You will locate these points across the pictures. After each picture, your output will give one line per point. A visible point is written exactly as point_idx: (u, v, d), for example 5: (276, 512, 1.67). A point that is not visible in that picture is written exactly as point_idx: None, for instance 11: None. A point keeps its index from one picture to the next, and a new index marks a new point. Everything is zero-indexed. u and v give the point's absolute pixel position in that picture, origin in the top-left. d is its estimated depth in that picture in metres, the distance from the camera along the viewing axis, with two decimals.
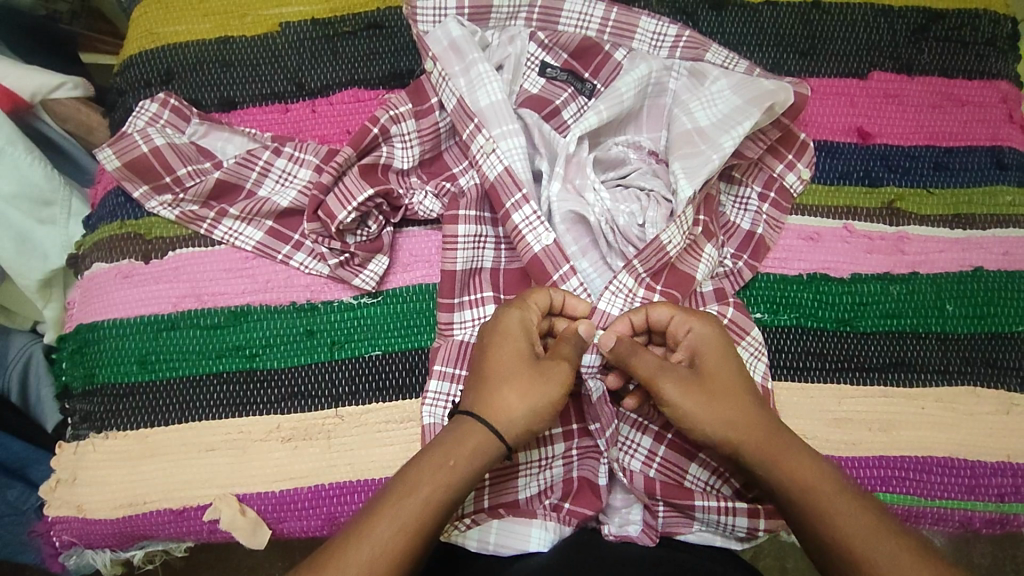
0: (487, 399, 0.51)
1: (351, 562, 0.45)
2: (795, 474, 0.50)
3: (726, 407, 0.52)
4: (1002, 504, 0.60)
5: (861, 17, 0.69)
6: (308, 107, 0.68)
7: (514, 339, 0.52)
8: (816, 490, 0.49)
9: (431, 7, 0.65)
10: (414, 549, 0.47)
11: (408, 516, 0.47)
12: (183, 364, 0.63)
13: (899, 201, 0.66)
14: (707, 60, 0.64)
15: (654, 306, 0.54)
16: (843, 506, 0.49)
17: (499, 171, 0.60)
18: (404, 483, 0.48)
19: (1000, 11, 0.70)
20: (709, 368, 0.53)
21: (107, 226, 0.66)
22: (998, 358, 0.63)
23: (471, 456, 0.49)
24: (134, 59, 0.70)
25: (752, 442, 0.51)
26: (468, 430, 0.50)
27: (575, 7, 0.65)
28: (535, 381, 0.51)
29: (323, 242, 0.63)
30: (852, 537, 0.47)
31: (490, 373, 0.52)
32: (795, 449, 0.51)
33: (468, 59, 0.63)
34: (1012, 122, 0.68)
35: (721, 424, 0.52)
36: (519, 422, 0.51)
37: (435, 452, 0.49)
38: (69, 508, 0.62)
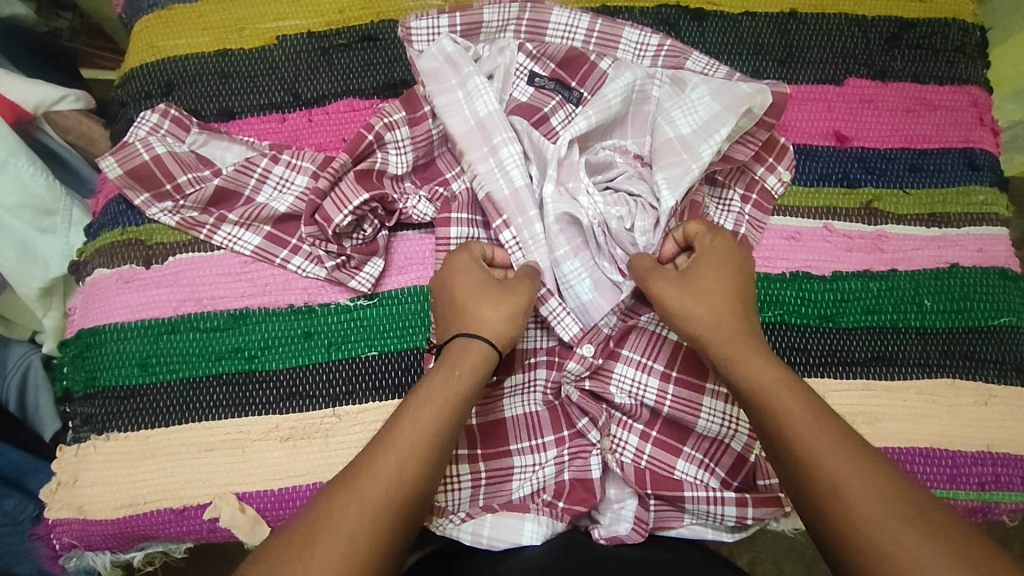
0: (469, 318, 0.54)
1: (371, 482, 0.46)
2: (753, 373, 0.51)
3: (708, 303, 0.54)
4: (983, 493, 0.62)
5: (836, 27, 0.72)
6: (305, 117, 0.70)
7: (471, 268, 0.57)
8: (773, 393, 0.49)
9: (423, 29, 0.67)
10: (431, 456, 0.48)
11: (421, 431, 0.48)
12: (183, 366, 0.64)
13: (877, 201, 0.68)
14: (687, 67, 0.67)
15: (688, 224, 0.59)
16: (799, 411, 0.48)
17: (487, 192, 0.63)
18: (415, 403, 0.49)
19: (969, 20, 0.73)
20: (701, 268, 0.56)
21: (108, 233, 0.68)
22: (975, 351, 0.65)
23: (476, 361, 0.52)
24: (134, 72, 0.73)
25: (740, 360, 0.52)
26: (461, 343, 0.53)
27: (562, 18, 0.68)
28: (508, 291, 0.55)
29: (320, 246, 0.65)
30: (802, 442, 0.47)
31: (462, 301, 0.55)
32: (759, 351, 0.52)
33: (462, 75, 0.65)
34: (983, 125, 0.71)
35: (698, 317, 0.54)
36: (506, 327, 0.54)
37: (437, 370, 0.52)
38: (70, 510, 0.63)
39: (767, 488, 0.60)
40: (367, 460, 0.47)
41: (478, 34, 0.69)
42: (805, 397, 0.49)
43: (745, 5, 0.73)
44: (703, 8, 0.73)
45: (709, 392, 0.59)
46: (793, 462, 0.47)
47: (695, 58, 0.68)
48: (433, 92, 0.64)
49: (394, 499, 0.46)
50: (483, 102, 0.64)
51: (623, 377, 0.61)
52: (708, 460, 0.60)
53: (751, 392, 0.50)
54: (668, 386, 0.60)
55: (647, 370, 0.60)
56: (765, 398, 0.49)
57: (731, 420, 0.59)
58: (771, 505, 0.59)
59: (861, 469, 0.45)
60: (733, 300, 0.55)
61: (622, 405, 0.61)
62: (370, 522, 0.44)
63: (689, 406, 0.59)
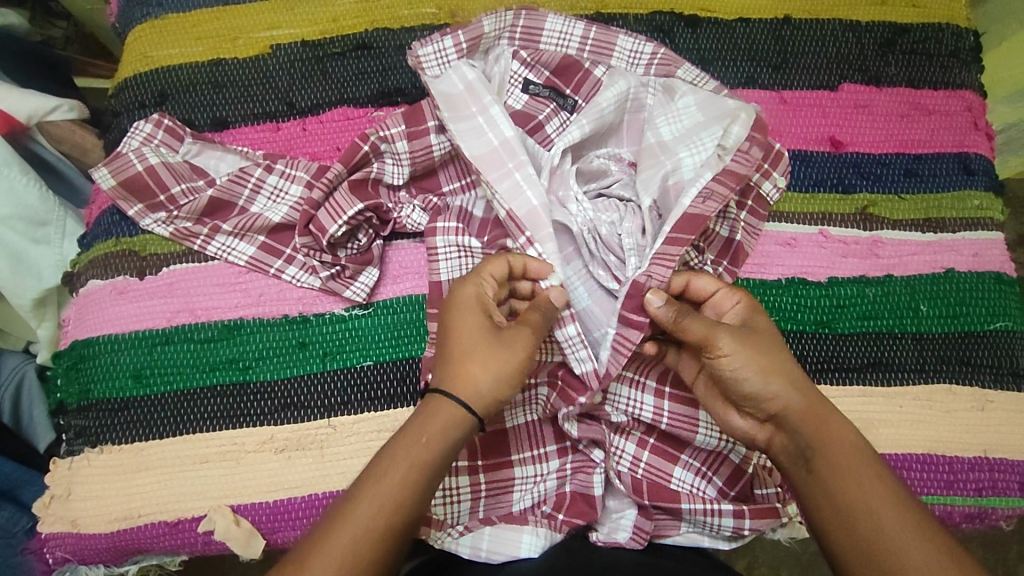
0: (453, 372, 0.51)
1: (364, 512, 0.46)
2: (837, 447, 0.49)
3: (783, 368, 0.52)
4: (980, 498, 0.62)
5: (829, 32, 0.72)
6: (299, 126, 0.70)
7: (472, 312, 0.53)
8: (856, 468, 0.48)
9: (432, 55, 0.66)
10: (396, 526, 0.47)
11: (414, 460, 0.48)
12: (177, 378, 0.64)
13: (872, 206, 0.68)
14: (678, 77, 0.67)
15: (699, 275, 0.57)
16: (878, 489, 0.48)
17: (506, 215, 0.59)
18: (409, 432, 0.49)
19: (962, 25, 0.74)
20: (764, 331, 0.54)
21: (102, 244, 0.68)
22: (972, 356, 0.65)
23: (445, 430, 0.50)
24: (128, 81, 0.72)
25: (798, 410, 0.51)
26: (441, 405, 0.50)
27: (556, 26, 0.68)
28: (498, 350, 0.51)
29: (315, 256, 0.65)
30: (889, 526, 0.46)
31: (452, 349, 0.52)
32: (840, 420, 0.51)
33: (479, 104, 0.63)
34: (977, 130, 0.71)
35: (776, 383, 0.51)
36: (488, 392, 0.51)
37: (410, 430, 0.49)
38: (63, 524, 0.62)
39: (764, 497, 0.60)
40: (364, 487, 0.48)
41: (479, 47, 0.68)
42: (884, 473, 0.48)
43: (739, 11, 0.73)
44: (697, 14, 0.73)
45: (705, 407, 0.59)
46: (876, 544, 0.46)
47: (687, 68, 0.67)
48: (450, 119, 0.62)
49: (385, 531, 0.46)
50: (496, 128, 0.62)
51: (618, 396, 0.60)
52: (705, 469, 0.60)
53: (834, 467, 0.49)
54: (664, 403, 0.59)
55: (642, 386, 0.60)
56: (847, 473, 0.48)
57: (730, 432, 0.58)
58: (769, 516, 0.59)
59: (946, 554, 0.44)
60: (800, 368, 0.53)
61: (618, 421, 0.60)
62: (360, 552, 0.45)
63: (688, 420, 0.59)
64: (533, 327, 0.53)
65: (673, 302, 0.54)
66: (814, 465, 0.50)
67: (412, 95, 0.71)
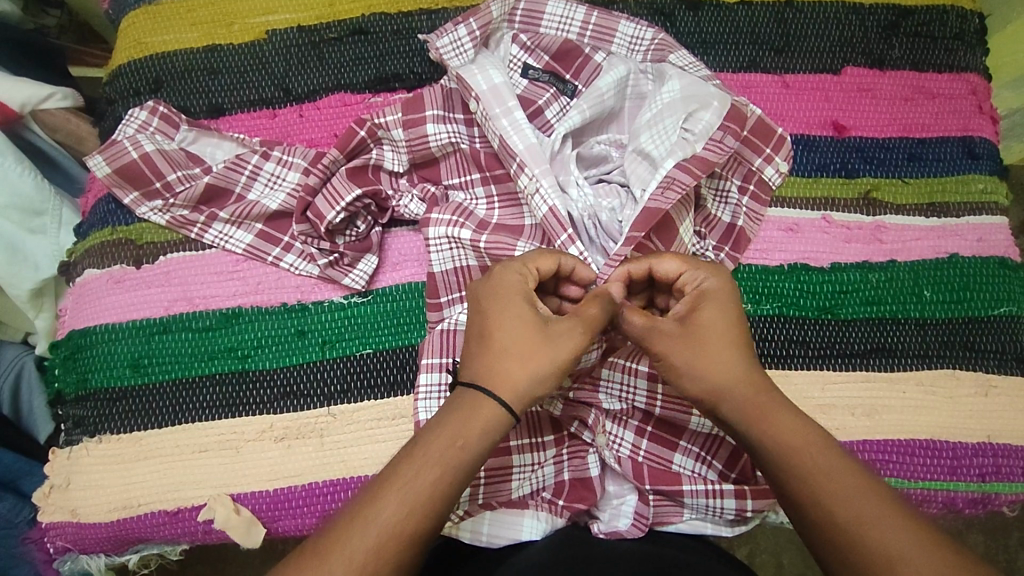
0: (492, 370, 0.50)
1: (389, 514, 0.46)
2: (787, 442, 0.48)
3: (719, 365, 0.51)
4: (984, 484, 0.62)
5: (833, 15, 0.71)
6: (296, 113, 0.69)
7: (517, 306, 0.51)
8: (810, 463, 0.47)
9: (449, 46, 0.65)
10: (423, 527, 0.46)
11: (441, 464, 0.47)
12: (176, 367, 0.63)
13: (875, 190, 0.67)
14: (670, 62, 0.65)
15: (660, 259, 0.54)
16: (836, 479, 0.46)
17: (545, 212, 0.59)
18: (437, 433, 0.48)
19: (967, 7, 0.73)
20: (704, 319, 0.52)
21: (97, 233, 0.67)
22: (975, 341, 0.64)
23: (479, 434, 0.48)
24: (122, 68, 0.72)
25: (738, 396, 0.50)
26: (477, 408, 0.49)
27: (557, 10, 0.66)
28: (539, 348, 0.50)
29: (312, 243, 0.64)
30: (851, 520, 0.45)
31: (493, 343, 0.51)
32: (789, 411, 0.50)
33: (505, 109, 0.61)
34: (982, 113, 0.71)
35: (712, 381, 0.51)
36: (528, 392, 0.50)
37: (444, 431, 0.48)
38: (63, 514, 0.62)
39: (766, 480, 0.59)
40: (389, 486, 0.47)
41: (489, 38, 0.67)
42: (841, 460, 0.47)
43: None
44: None
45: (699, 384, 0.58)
46: (841, 540, 0.45)
47: (680, 55, 0.65)
48: (501, 114, 0.61)
49: (410, 533, 0.46)
50: (512, 136, 0.61)
51: (611, 383, 0.59)
52: (705, 453, 0.60)
53: (787, 465, 0.48)
54: (657, 386, 0.58)
55: (634, 373, 0.58)
56: (800, 469, 0.47)
57: None
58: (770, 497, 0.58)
59: (916, 541, 0.43)
60: (739, 352, 0.52)
61: (612, 409, 0.60)
62: (385, 554, 0.45)
63: (678, 404, 0.58)
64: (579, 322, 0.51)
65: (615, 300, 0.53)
66: (766, 462, 0.49)
67: (410, 81, 0.70)
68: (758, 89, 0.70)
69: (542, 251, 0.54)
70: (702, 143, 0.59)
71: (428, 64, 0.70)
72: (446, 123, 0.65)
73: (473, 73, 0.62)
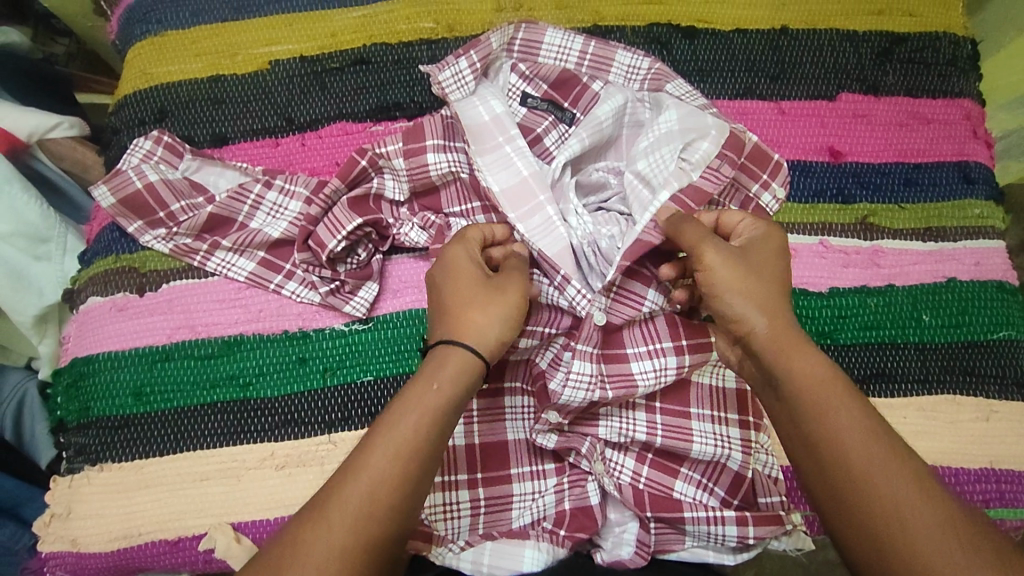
0: (455, 327, 0.51)
1: (380, 463, 0.44)
2: (808, 378, 0.47)
3: (760, 290, 0.51)
4: (988, 511, 0.61)
5: (827, 42, 0.72)
6: (298, 141, 0.70)
7: (465, 271, 0.53)
8: (828, 403, 0.46)
9: (450, 79, 0.65)
10: (411, 474, 0.45)
11: (424, 411, 0.46)
12: (177, 395, 0.64)
13: (872, 216, 0.68)
14: (666, 92, 0.66)
15: (728, 211, 0.57)
16: (852, 422, 0.45)
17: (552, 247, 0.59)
18: (414, 385, 0.48)
19: (960, 33, 0.74)
20: (754, 250, 0.53)
21: (102, 260, 0.68)
22: (976, 365, 0.64)
23: (457, 375, 0.49)
24: (128, 98, 0.73)
25: (771, 330, 0.50)
26: (447, 357, 0.49)
27: (555, 39, 0.67)
28: (493, 296, 0.52)
29: (314, 271, 0.65)
30: (861, 462, 0.43)
31: (449, 306, 0.52)
32: (818, 350, 0.49)
33: (506, 135, 0.62)
34: (976, 138, 0.71)
35: (748, 303, 0.50)
36: (491, 337, 0.51)
37: (418, 381, 0.48)
38: (64, 543, 0.62)
39: (768, 506, 0.59)
40: (376, 436, 0.45)
41: (489, 68, 0.68)
42: (860, 404, 0.46)
43: (736, 23, 0.73)
44: (694, 25, 0.73)
45: (695, 416, 0.59)
46: (848, 484, 0.43)
47: (676, 85, 0.66)
48: (506, 140, 0.62)
49: (405, 478, 0.44)
50: (524, 164, 0.62)
51: (611, 418, 0.59)
52: (706, 480, 0.59)
53: (806, 404, 0.47)
54: (655, 417, 0.59)
55: (631, 409, 0.60)
56: (817, 408, 0.46)
57: (722, 439, 0.59)
58: (772, 524, 0.58)
59: (918, 487, 0.42)
60: (780, 296, 0.51)
61: (611, 440, 0.60)
62: (381, 500, 0.43)
63: (679, 432, 0.59)
64: (520, 275, 0.54)
65: (679, 215, 0.55)
66: (783, 398, 0.48)
67: (411, 109, 0.71)
68: (754, 115, 0.71)
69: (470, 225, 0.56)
70: (702, 173, 0.61)
71: (429, 92, 0.71)
72: (447, 151, 0.65)
73: (475, 102, 0.63)
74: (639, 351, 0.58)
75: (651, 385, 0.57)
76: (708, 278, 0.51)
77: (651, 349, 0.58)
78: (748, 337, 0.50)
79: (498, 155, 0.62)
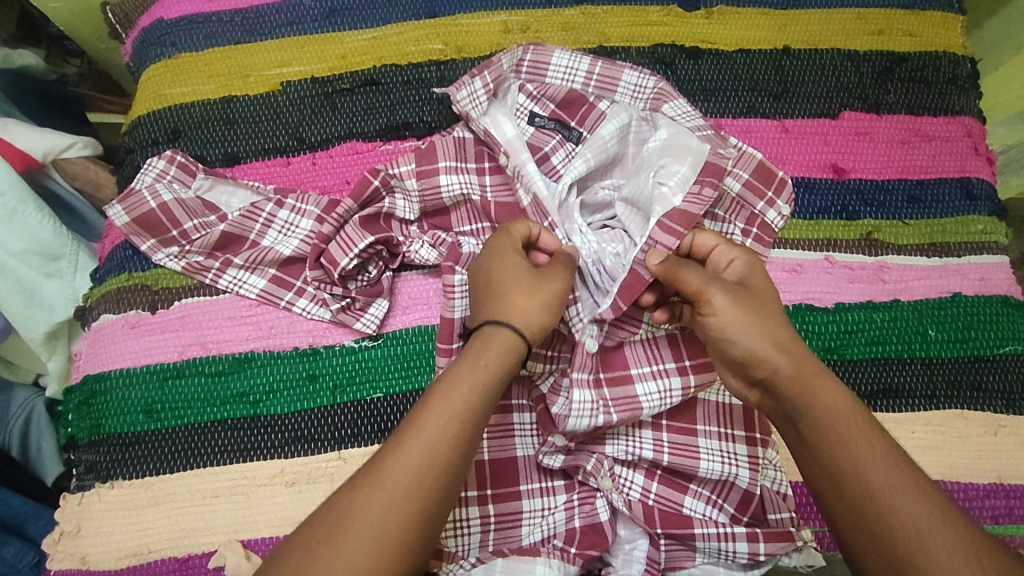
0: (501, 308, 0.52)
1: (394, 484, 0.45)
2: (829, 409, 0.49)
3: (773, 329, 0.53)
4: (992, 528, 0.61)
5: (828, 62, 0.74)
6: (309, 160, 0.71)
7: (512, 258, 0.55)
8: (849, 432, 0.47)
9: (467, 98, 0.67)
10: (454, 457, 0.47)
11: (468, 396, 0.49)
12: (188, 412, 0.64)
13: (876, 232, 0.69)
14: (663, 111, 0.67)
15: (705, 232, 0.59)
16: (873, 452, 0.46)
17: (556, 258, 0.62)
18: (460, 367, 0.50)
19: (959, 53, 0.75)
20: (756, 289, 0.56)
21: (114, 278, 0.69)
22: (982, 380, 0.65)
23: (500, 359, 0.51)
24: (142, 119, 0.74)
25: (788, 363, 0.51)
26: (493, 339, 0.51)
27: (562, 61, 0.69)
28: (540, 283, 0.54)
29: (325, 289, 0.66)
30: (884, 488, 0.45)
31: (496, 288, 0.54)
32: (833, 382, 0.50)
33: (521, 156, 0.64)
34: (978, 155, 0.72)
35: (766, 342, 0.52)
36: (535, 321, 0.53)
37: (463, 362, 0.50)
38: (73, 561, 0.61)
39: (778, 522, 0.59)
40: (418, 423, 0.47)
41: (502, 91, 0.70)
42: (877, 432, 0.48)
43: (739, 42, 0.74)
44: (697, 46, 0.74)
45: (701, 433, 0.60)
46: (874, 510, 0.45)
47: (676, 104, 0.67)
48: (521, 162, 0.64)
49: (420, 495, 0.45)
50: (524, 185, 0.63)
51: (618, 438, 0.60)
52: (715, 497, 0.60)
53: (828, 433, 0.48)
54: (661, 434, 0.60)
55: (638, 429, 0.60)
56: (838, 437, 0.47)
57: (729, 457, 0.59)
58: (782, 540, 0.58)
59: (942, 515, 0.43)
60: (791, 330, 0.54)
61: (621, 458, 0.60)
62: (421, 487, 0.45)
63: (686, 450, 0.59)
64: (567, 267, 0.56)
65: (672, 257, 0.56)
66: (804, 430, 0.49)
67: (420, 129, 0.72)
68: (758, 133, 0.72)
69: (519, 218, 0.59)
70: (683, 198, 0.60)
71: (438, 112, 0.72)
72: (458, 173, 0.66)
73: (492, 125, 0.65)
74: (644, 371, 0.59)
75: (657, 406, 0.58)
76: (718, 322, 0.53)
77: (656, 369, 0.59)
78: (765, 374, 0.52)
79: (520, 180, 0.63)
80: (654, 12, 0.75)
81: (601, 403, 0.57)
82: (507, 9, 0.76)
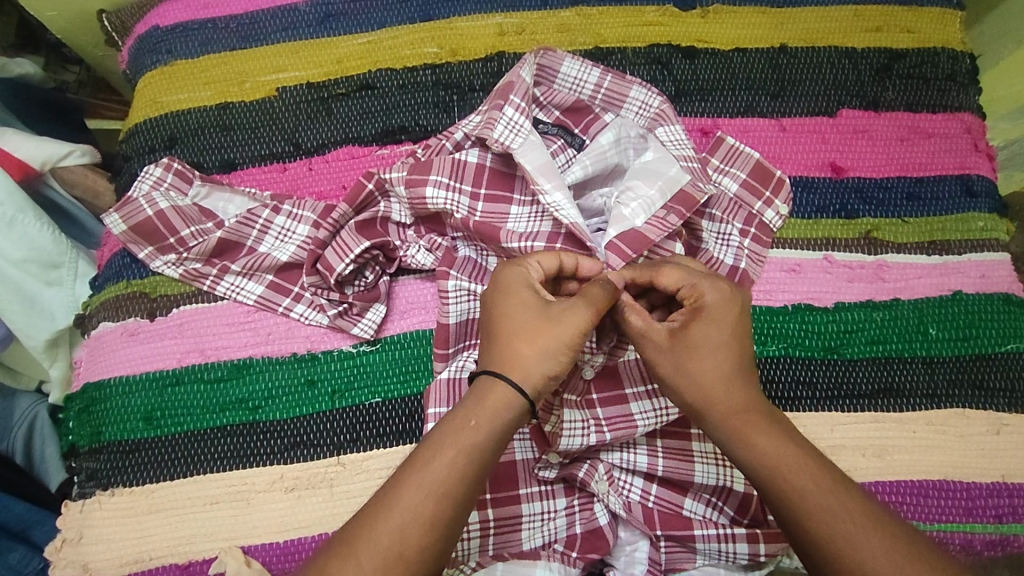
0: (503, 358, 0.51)
1: (413, 498, 0.46)
2: (765, 456, 0.48)
3: (705, 373, 0.50)
4: (936, 526, 0.60)
5: (826, 60, 0.73)
6: (305, 166, 0.72)
7: (522, 296, 0.53)
8: (790, 478, 0.47)
9: (504, 131, 0.63)
10: (444, 510, 0.46)
11: (459, 445, 0.47)
12: (186, 420, 0.64)
13: (875, 230, 0.68)
14: (659, 130, 0.67)
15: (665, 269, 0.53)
16: (818, 493, 0.46)
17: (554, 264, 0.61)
18: (455, 417, 0.49)
19: (958, 49, 0.75)
20: (704, 325, 0.51)
21: (113, 286, 0.69)
22: (984, 379, 0.64)
23: (494, 418, 0.48)
24: (138, 126, 0.74)
25: (720, 408, 0.50)
26: (490, 387, 0.50)
27: (571, 72, 0.69)
28: (546, 331, 0.51)
29: (322, 294, 0.66)
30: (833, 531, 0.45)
31: (501, 332, 0.52)
32: (765, 423, 0.50)
33: (549, 179, 0.61)
34: (977, 151, 0.72)
35: (699, 390, 0.50)
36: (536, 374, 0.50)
37: (458, 415, 0.49)
38: (74, 568, 0.61)
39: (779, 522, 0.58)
40: (410, 475, 0.47)
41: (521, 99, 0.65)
42: (820, 470, 0.47)
43: (736, 41, 0.74)
44: (693, 46, 0.74)
45: (696, 437, 0.60)
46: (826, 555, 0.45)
47: (671, 129, 0.67)
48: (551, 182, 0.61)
49: (437, 515, 0.45)
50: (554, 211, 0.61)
51: (611, 454, 0.60)
52: (716, 499, 0.59)
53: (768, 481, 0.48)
54: (657, 443, 0.60)
55: (632, 446, 0.60)
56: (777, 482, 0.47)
57: (724, 460, 0.59)
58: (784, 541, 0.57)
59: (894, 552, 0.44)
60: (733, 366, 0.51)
61: (621, 462, 0.60)
62: (411, 540, 0.45)
63: (682, 455, 0.59)
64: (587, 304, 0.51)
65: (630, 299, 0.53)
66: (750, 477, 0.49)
67: (416, 133, 0.72)
68: (756, 133, 0.71)
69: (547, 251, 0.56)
70: (643, 217, 0.60)
71: (434, 116, 0.72)
72: (447, 189, 0.64)
73: (521, 150, 0.62)
74: (639, 390, 0.59)
75: (651, 424, 0.58)
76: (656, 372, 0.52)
77: (651, 390, 0.59)
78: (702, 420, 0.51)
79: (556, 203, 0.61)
80: (649, 12, 0.75)
81: (596, 423, 0.58)
82: (502, 12, 0.76)
